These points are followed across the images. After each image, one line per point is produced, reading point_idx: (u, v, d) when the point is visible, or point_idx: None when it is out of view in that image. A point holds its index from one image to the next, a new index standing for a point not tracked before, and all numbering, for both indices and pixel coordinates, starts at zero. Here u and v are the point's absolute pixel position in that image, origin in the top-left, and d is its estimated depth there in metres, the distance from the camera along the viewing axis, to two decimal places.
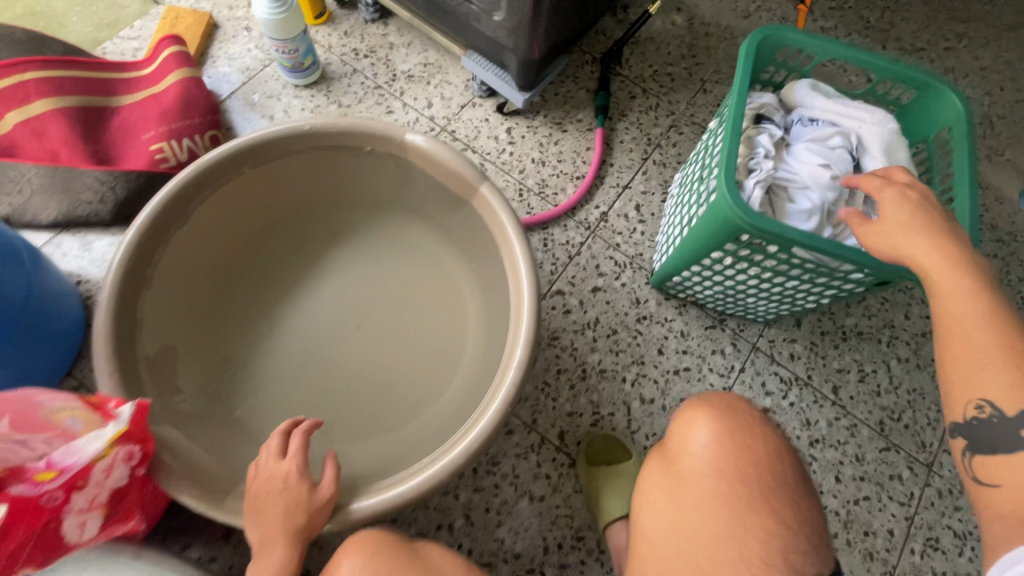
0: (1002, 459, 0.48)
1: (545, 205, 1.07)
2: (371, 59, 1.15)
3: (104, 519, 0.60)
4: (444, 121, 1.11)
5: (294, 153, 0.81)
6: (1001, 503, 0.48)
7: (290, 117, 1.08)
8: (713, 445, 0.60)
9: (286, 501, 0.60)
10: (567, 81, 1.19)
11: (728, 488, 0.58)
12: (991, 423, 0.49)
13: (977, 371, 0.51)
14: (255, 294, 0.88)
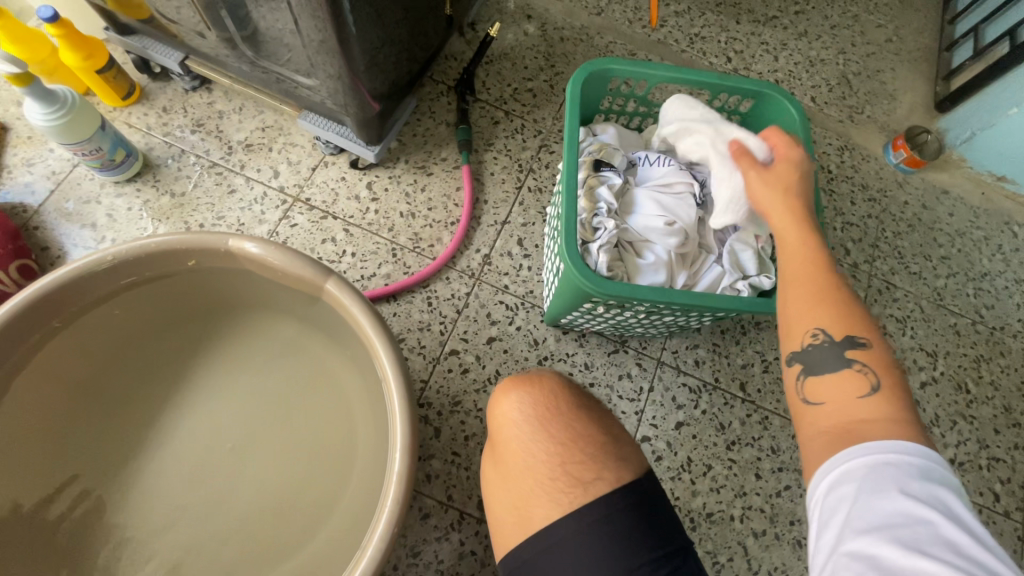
0: (829, 379, 0.49)
1: (422, 260, 1.01)
2: (199, 133, 1.03)
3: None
4: (296, 189, 1.02)
5: (105, 287, 0.72)
6: (819, 420, 0.49)
7: (115, 220, 0.96)
8: (523, 405, 0.58)
9: None
10: (425, 118, 1.11)
11: (537, 433, 0.57)
12: (821, 349, 0.51)
13: (813, 307, 0.52)
14: (101, 443, 0.77)
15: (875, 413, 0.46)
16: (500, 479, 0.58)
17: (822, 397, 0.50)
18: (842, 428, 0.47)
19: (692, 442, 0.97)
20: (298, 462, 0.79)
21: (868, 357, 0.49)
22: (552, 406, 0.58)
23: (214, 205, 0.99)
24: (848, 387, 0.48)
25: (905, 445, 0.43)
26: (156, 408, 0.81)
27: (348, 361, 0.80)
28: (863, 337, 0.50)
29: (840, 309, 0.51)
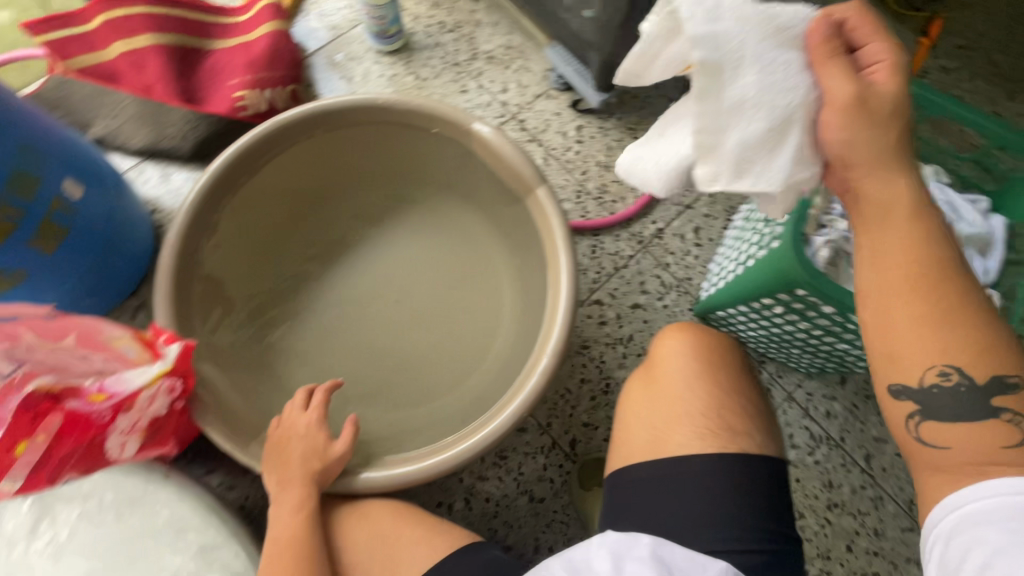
0: (956, 423, 0.45)
1: (601, 211, 1.05)
2: (455, 34, 1.14)
3: (143, 443, 0.61)
4: (516, 109, 1.10)
5: (362, 126, 0.83)
6: (935, 463, 0.46)
7: (367, 82, 1.10)
8: (690, 345, 0.66)
9: (304, 444, 0.64)
10: (650, 86, 1.14)
11: (698, 371, 0.64)
12: (944, 395, 0.45)
13: (951, 339, 0.44)
14: (304, 252, 0.89)
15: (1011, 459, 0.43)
16: (644, 401, 0.65)
17: (945, 439, 0.45)
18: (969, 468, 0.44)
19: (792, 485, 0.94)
20: (447, 335, 0.86)
21: (1016, 401, 0.43)
22: (716, 355, 0.66)
23: (445, 97, 1.10)
24: (977, 437, 0.44)
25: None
26: (352, 241, 0.91)
27: (516, 265, 0.86)
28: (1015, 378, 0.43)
29: (977, 338, 0.44)
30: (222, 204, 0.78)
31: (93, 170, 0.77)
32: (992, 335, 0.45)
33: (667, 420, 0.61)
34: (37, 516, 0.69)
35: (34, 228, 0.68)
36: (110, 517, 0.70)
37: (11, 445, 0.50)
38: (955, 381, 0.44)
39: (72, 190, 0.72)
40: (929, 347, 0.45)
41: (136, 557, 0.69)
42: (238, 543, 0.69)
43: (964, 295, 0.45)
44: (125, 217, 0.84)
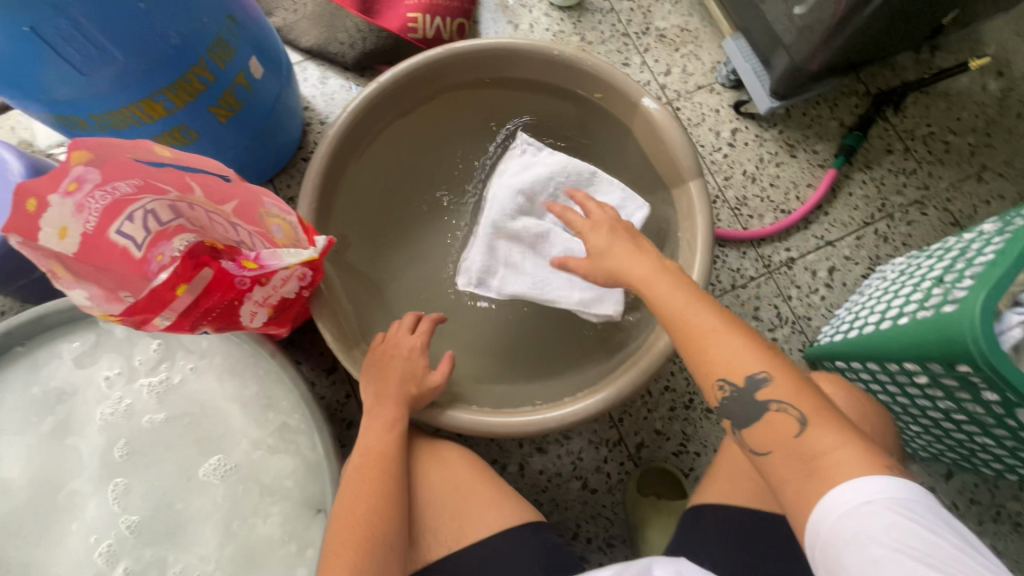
0: (760, 424, 0.47)
1: (733, 222, 0.99)
2: (632, 3, 1.09)
3: (268, 317, 0.63)
4: (673, 95, 1.04)
5: (530, 76, 0.83)
6: (780, 473, 0.46)
7: (531, 32, 1.08)
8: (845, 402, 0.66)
9: (406, 365, 0.65)
10: (824, 105, 1.04)
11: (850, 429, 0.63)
12: (733, 400, 0.49)
13: (737, 348, 0.49)
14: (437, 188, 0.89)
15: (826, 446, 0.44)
16: None
17: (768, 444, 0.47)
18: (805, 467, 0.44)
19: None
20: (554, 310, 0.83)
21: (777, 393, 0.47)
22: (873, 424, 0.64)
23: None
24: (776, 427, 0.47)
25: (888, 488, 0.40)
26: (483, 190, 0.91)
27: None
28: (762, 371, 0.48)
29: (745, 347, 0.49)
30: (379, 118, 0.80)
31: (273, 54, 0.79)
32: (765, 347, 0.50)
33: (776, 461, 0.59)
34: (156, 355, 0.75)
35: (217, 95, 0.71)
36: (215, 377, 0.75)
37: (175, 284, 0.52)
38: (734, 386, 0.49)
39: (255, 68, 0.75)
40: (735, 359, 0.49)
41: (227, 419, 0.74)
42: (317, 435, 0.73)
43: (734, 322, 0.51)
44: (286, 105, 0.87)
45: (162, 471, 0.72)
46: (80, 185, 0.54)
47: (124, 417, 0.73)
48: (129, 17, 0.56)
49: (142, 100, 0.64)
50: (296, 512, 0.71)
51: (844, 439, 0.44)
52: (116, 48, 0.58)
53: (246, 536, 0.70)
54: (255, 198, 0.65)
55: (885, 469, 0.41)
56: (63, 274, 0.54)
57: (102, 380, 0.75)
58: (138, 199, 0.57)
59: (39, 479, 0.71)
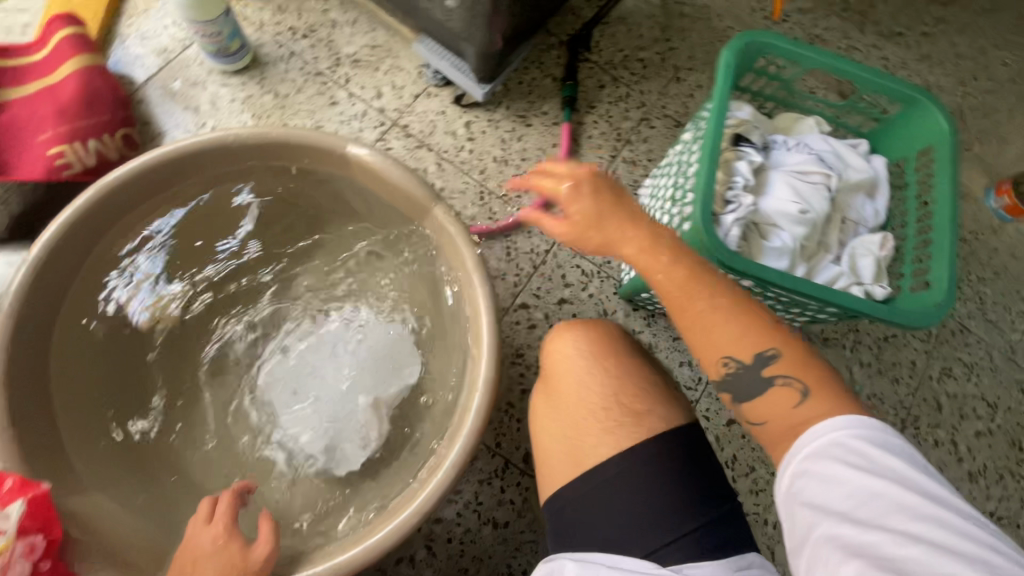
0: (765, 398, 0.54)
1: (507, 208, 1.00)
2: (310, 39, 1.02)
3: None
4: (395, 114, 1.01)
5: (225, 175, 0.75)
6: (773, 438, 0.54)
7: (217, 109, 0.95)
8: (578, 342, 0.72)
9: (219, 560, 0.55)
10: (532, 68, 1.09)
11: (592, 368, 0.70)
12: (739, 375, 0.54)
13: (741, 330, 0.54)
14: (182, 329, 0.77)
15: (807, 417, 0.51)
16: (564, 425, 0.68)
17: (763, 415, 0.54)
18: (791, 430, 0.52)
19: (740, 442, 0.97)
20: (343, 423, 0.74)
21: (781, 369, 0.53)
22: (606, 347, 0.72)
23: (314, 112, 0.98)
24: (781, 401, 0.53)
25: (844, 423, 0.49)
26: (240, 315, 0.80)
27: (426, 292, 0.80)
28: (772, 350, 0.54)
29: (728, 322, 0.54)
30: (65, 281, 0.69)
31: None
32: (790, 330, 0.55)
33: (588, 432, 0.66)
34: None
35: None
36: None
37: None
38: (737, 364, 0.54)
39: None
40: (735, 338, 0.54)
41: None
42: None
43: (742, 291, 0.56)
44: None
45: None
46: None
47: None
48: None
49: None
50: None
51: (838, 395, 0.52)
52: None
53: None
54: None
55: (845, 411, 0.50)
56: None
57: None
58: None
59: None
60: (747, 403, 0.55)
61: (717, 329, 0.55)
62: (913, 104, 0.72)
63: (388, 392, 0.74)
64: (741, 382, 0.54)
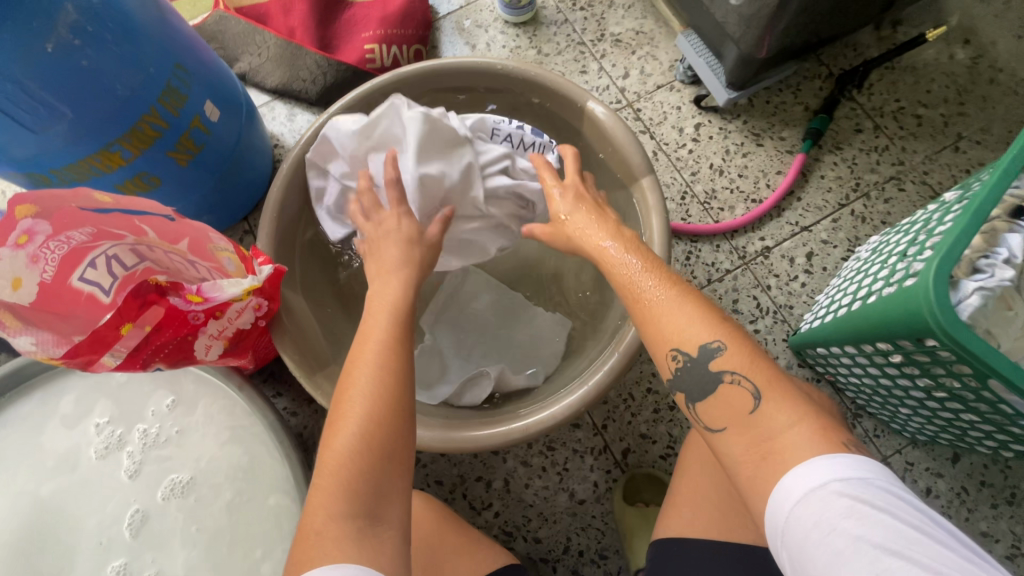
0: (714, 400, 0.45)
1: (704, 216, 0.98)
2: (585, 12, 1.11)
3: (224, 350, 0.69)
4: (633, 96, 1.05)
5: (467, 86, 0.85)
6: (736, 453, 0.43)
7: (489, 50, 1.10)
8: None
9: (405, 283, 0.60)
10: (787, 91, 1.04)
11: None
12: (686, 371, 0.46)
13: (693, 319, 0.47)
14: None
15: (779, 429, 0.41)
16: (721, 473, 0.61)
17: (722, 420, 0.45)
18: (756, 455, 0.42)
19: None
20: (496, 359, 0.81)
21: (728, 363, 0.45)
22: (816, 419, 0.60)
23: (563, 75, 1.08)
24: (734, 403, 0.44)
25: (842, 466, 0.38)
26: None
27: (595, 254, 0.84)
28: (715, 342, 0.45)
29: (706, 317, 0.47)
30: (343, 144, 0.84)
31: (225, 89, 0.82)
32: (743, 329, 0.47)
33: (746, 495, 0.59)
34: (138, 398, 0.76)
35: (174, 140, 0.75)
36: (199, 414, 0.76)
37: (119, 324, 0.57)
38: (687, 357, 0.46)
39: (210, 111, 0.79)
40: (682, 325, 0.47)
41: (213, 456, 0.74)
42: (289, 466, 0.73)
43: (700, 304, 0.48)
44: (249, 148, 0.90)
45: (151, 497, 0.72)
46: (31, 238, 0.54)
47: (103, 454, 0.74)
48: (57, 69, 0.60)
49: (98, 151, 0.69)
50: (249, 525, 0.72)
51: (800, 416, 0.42)
52: (61, 104, 0.62)
53: (212, 551, 0.70)
54: (203, 233, 0.67)
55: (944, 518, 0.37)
56: (15, 323, 0.54)
57: (87, 440, 0.74)
58: (96, 246, 0.57)
59: (34, 506, 0.71)
60: (702, 403, 0.46)
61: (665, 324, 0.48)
62: None
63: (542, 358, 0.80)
64: (693, 377, 0.46)
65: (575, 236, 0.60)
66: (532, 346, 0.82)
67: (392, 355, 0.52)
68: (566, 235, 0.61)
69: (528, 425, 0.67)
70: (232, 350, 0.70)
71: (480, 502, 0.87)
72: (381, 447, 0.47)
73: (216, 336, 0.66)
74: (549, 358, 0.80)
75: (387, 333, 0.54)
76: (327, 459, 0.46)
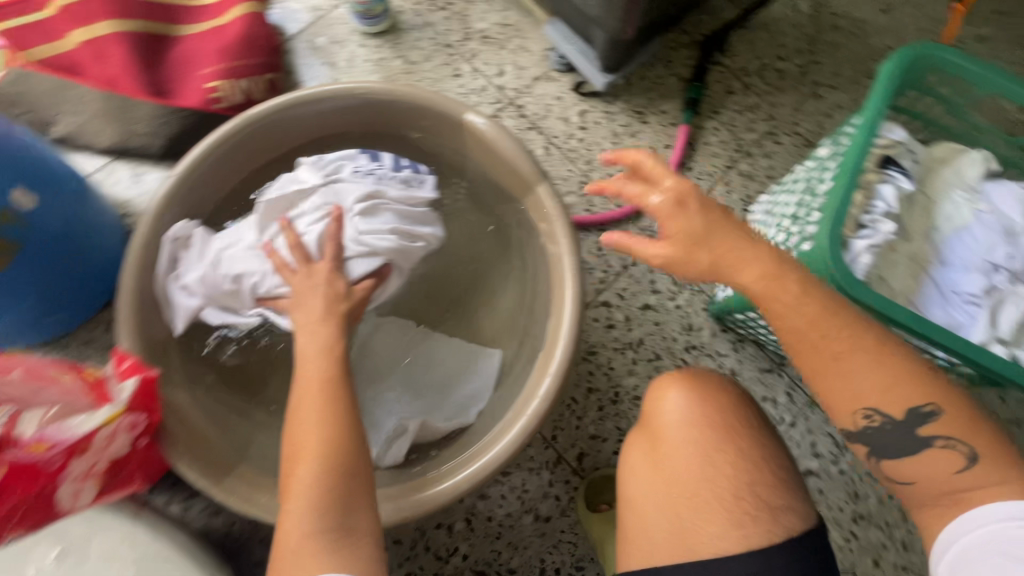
0: (918, 458, 0.48)
1: (606, 203, 0.97)
2: (446, 11, 1.05)
3: (100, 485, 0.59)
4: (513, 93, 1.01)
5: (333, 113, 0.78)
6: (920, 500, 0.49)
7: (352, 67, 1.01)
8: (690, 402, 0.55)
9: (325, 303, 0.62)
10: (658, 64, 1.05)
11: (718, 433, 0.53)
12: (881, 432, 0.49)
13: (854, 368, 0.48)
14: None
15: (981, 482, 0.46)
16: (664, 484, 0.53)
17: (911, 473, 0.49)
18: (945, 493, 0.47)
19: (817, 497, 0.88)
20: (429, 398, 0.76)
21: (946, 427, 0.47)
22: (727, 417, 0.54)
23: (436, 82, 1.02)
24: (942, 463, 0.47)
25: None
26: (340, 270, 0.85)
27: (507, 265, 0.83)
28: (933, 411, 0.47)
29: (893, 369, 0.48)
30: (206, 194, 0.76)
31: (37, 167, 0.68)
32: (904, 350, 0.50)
33: (697, 505, 0.51)
34: None
35: None
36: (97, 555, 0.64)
37: None
38: (886, 420, 0.48)
39: (21, 199, 0.66)
40: (883, 388, 0.48)
41: None
42: None
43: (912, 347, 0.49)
44: (87, 228, 0.76)
45: None
46: None
47: None
48: None
49: None
50: None
51: (991, 440, 0.47)
52: None
53: None
54: (41, 360, 0.55)
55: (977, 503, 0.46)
56: None
57: None
58: None
59: None
60: (897, 457, 0.49)
61: (841, 381, 0.49)
62: None
63: (475, 391, 0.75)
64: (882, 436, 0.49)
65: (725, 259, 0.51)
66: (462, 380, 0.77)
67: (337, 390, 0.56)
68: (708, 261, 0.51)
69: (471, 473, 0.62)
70: (111, 481, 0.61)
71: (445, 550, 0.82)
72: (336, 463, 0.51)
73: (85, 476, 0.56)
74: (481, 386, 0.75)
75: (331, 369, 0.57)
76: (289, 487, 0.51)
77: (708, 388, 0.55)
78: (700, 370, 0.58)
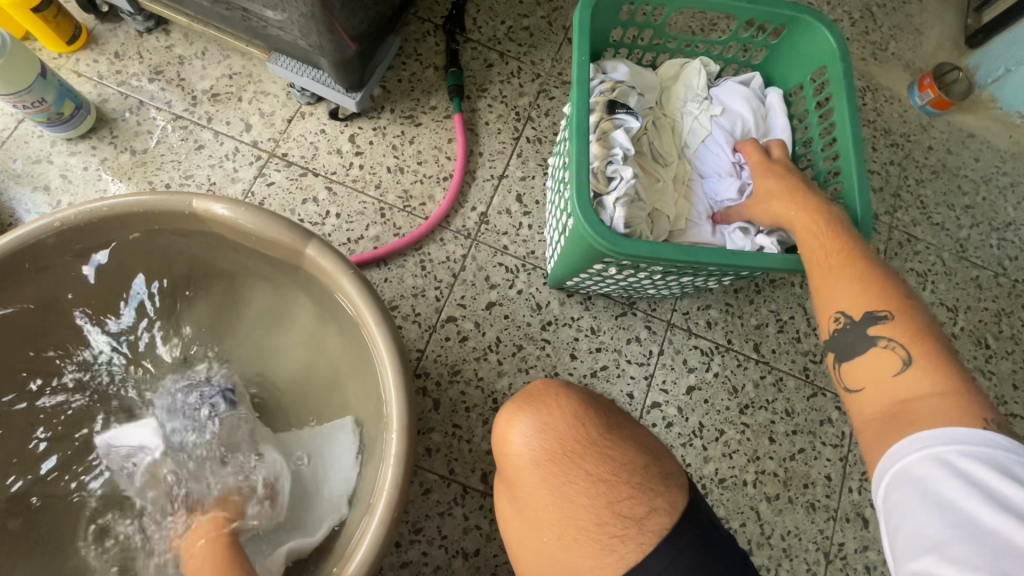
0: (863, 361, 0.50)
1: (413, 220, 0.93)
2: (158, 82, 0.92)
3: None
4: (271, 144, 0.92)
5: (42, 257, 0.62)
6: (869, 408, 0.49)
7: (70, 182, 0.86)
8: (536, 434, 0.52)
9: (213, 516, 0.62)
10: (410, 61, 1.00)
11: (566, 460, 0.51)
12: (847, 332, 0.51)
13: (844, 284, 0.52)
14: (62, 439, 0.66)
15: (915, 391, 0.45)
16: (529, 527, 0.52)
17: (861, 382, 0.50)
18: (889, 408, 0.47)
19: (704, 407, 0.93)
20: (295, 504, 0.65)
21: (891, 330, 0.49)
22: (577, 438, 0.51)
23: (180, 162, 0.90)
24: (882, 366, 0.48)
25: (974, 436, 0.41)
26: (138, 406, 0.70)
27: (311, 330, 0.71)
28: (884, 311, 0.50)
29: (854, 281, 0.52)
30: None
31: None
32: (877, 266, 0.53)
33: (562, 543, 0.50)
34: None
35: None
36: None
37: None
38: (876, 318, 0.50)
39: None
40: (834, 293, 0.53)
41: None
42: None
43: (855, 241, 0.54)
44: None
45: None
46: None
47: None
48: None
49: None
50: None
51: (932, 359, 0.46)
52: None
53: None
54: None
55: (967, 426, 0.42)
56: None
57: None
58: None
59: None
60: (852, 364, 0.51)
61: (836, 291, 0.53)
62: (794, 25, 0.66)
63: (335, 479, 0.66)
64: (849, 340, 0.51)
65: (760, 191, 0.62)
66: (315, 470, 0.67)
67: None
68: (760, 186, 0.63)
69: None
70: None
71: None
72: None
73: None
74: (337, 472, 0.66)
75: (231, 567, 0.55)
76: None
77: (547, 401, 0.53)
78: (542, 390, 0.54)
